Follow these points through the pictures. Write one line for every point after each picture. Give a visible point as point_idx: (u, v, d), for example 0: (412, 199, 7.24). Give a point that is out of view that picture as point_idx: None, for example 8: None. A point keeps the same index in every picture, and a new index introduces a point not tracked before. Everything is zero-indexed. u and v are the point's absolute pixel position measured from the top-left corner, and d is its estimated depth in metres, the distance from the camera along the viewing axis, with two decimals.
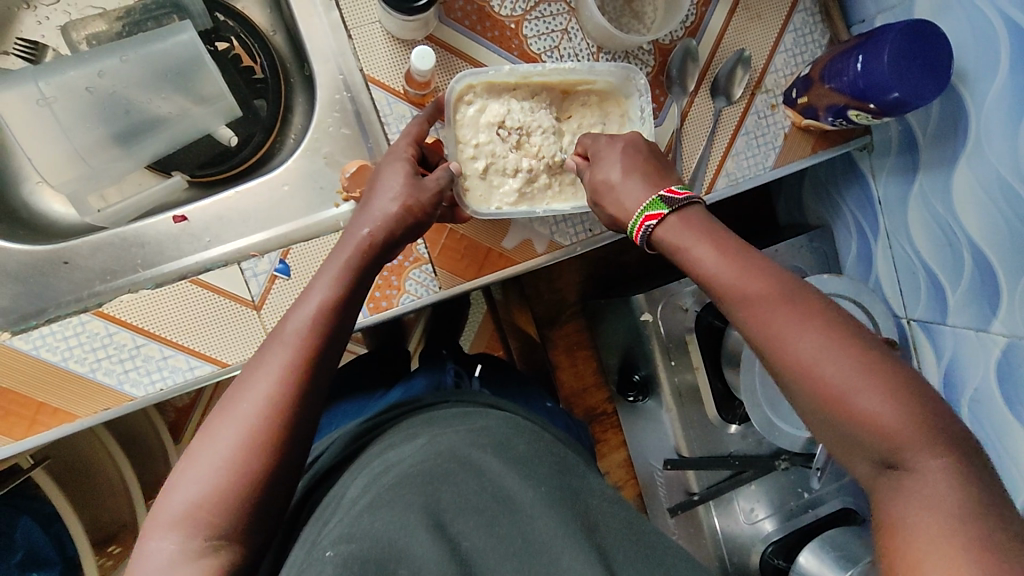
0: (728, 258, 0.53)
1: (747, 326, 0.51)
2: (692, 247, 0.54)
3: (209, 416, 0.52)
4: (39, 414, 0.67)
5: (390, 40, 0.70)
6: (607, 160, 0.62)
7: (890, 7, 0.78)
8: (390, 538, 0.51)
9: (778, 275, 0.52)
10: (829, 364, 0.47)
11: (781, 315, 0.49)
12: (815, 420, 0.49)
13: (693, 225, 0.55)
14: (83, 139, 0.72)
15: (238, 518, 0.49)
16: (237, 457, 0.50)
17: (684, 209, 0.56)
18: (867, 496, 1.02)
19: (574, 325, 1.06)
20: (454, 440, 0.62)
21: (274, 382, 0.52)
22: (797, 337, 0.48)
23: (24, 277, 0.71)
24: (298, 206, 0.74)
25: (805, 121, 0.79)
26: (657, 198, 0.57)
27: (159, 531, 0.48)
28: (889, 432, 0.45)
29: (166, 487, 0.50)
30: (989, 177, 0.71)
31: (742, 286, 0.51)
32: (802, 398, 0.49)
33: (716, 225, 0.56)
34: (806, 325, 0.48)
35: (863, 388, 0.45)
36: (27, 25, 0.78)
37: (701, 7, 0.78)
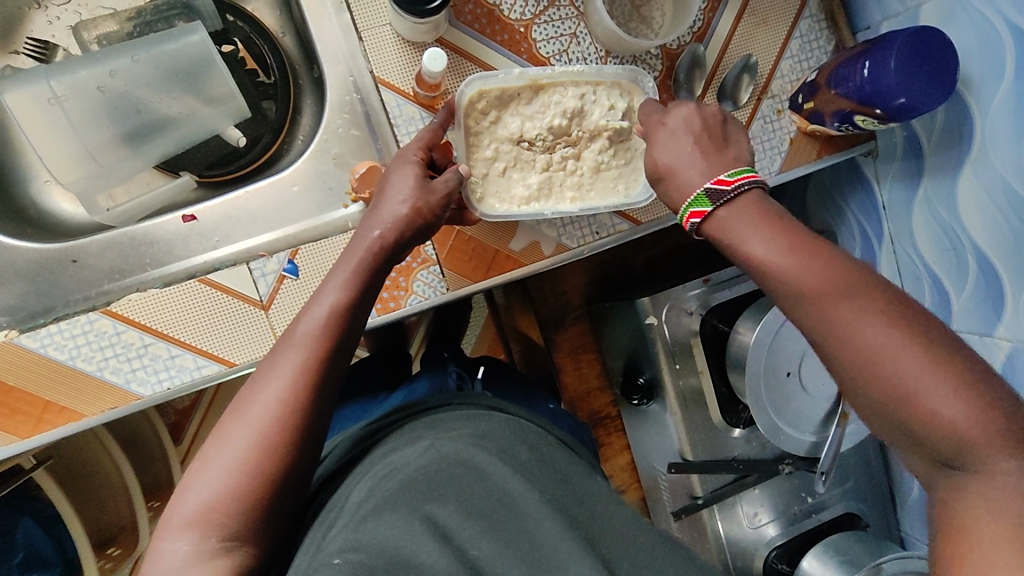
0: (790, 249, 0.52)
1: (811, 317, 0.51)
2: (747, 238, 0.53)
3: (222, 417, 0.52)
4: (45, 412, 0.67)
5: (401, 42, 0.71)
6: (663, 142, 0.60)
7: (895, 14, 0.78)
8: (398, 546, 0.50)
9: (842, 264, 0.50)
10: (900, 362, 0.46)
11: (848, 311, 0.49)
12: (876, 412, 0.49)
13: (752, 214, 0.54)
14: (93, 138, 0.73)
15: (250, 518, 0.50)
16: (251, 459, 0.50)
17: (743, 197, 0.55)
18: (870, 501, 1.01)
19: (579, 327, 1.06)
20: (459, 446, 0.59)
21: (286, 383, 0.52)
22: (866, 334, 0.48)
23: (33, 275, 0.71)
24: (306, 206, 0.74)
25: (811, 126, 0.80)
26: (701, 194, 0.56)
27: (173, 532, 0.48)
28: (959, 431, 0.45)
29: (180, 487, 0.51)
30: (994, 184, 0.71)
31: (804, 276, 0.50)
32: (862, 390, 0.49)
33: (777, 212, 0.54)
34: (877, 321, 0.48)
35: (937, 387, 0.45)
36: (38, 25, 0.78)
37: (709, 12, 0.79)
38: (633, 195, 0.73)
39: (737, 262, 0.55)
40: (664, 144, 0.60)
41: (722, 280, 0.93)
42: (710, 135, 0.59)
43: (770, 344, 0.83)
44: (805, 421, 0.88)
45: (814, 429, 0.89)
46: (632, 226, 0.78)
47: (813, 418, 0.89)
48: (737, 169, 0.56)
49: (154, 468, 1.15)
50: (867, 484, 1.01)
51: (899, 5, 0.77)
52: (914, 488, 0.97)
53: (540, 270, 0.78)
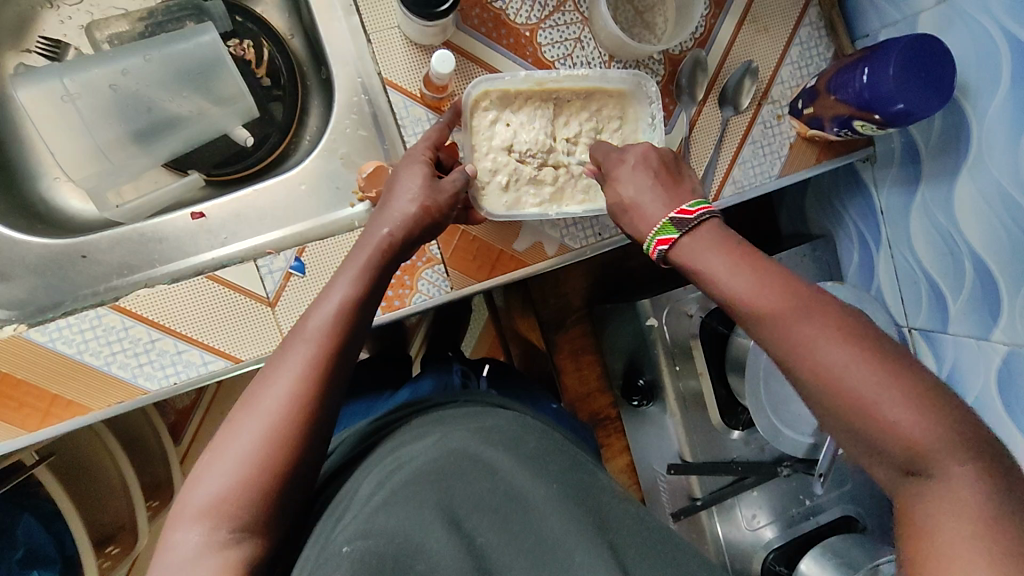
0: (749, 273, 0.53)
1: (770, 334, 0.51)
2: (708, 266, 0.54)
3: (233, 411, 0.53)
4: (52, 406, 0.67)
5: (409, 45, 0.72)
6: (624, 176, 0.63)
7: (893, 22, 0.80)
8: (405, 534, 0.51)
9: (798, 286, 0.52)
10: (854, 375, 0.47)
11: (806, 328, 0.49)
12: (838, 428, 0.49)
13: (713, 240, 0.55)
14: (104, 136, 0.74)
15: (261, 509, 0.50)
16: (261, 451, 0.51)
17: (702, 225, 0.56)
18: (868, 504, 1.02)
19: (580, 329, 1.07)
20: (467, 441, 0.61)
21: (297, 377, 0.53)
22: (821, 348, 0.48)
23: (44, 269, 0.72)
24: (313, 205, 0.75)
25: (810, 132, 0.81)
26: (666, 222, 0.58)
27: (184, 522, 0.49)
28: (917, 441, 0.45)
29: (191, 479, 0.51)
30: (991, 189, 0.72)
31: (762, 301, 0.51)
32: (824, 407, 0.49)
33: (737, 238, 0.56)
34: (831, 337, 0.48)
35: (892, 398, 0.46)
36: (50, 25, 0.79)
37: (710, 18, 0.80)
38: None
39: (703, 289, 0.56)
40: (624, 178, 0.63)
41: None
42: (665, 171, 0.63)
43: None
44: (804, 422, 0.88)
45: (813, 430, 0.89)
46: None
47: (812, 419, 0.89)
48: (696, 201, 0.59)
49: (154, 467, 1.15)
50: (864, 487, 1.02)
51: (897, 14, 0.79)
52: None
53: (542, 271, 0.79)
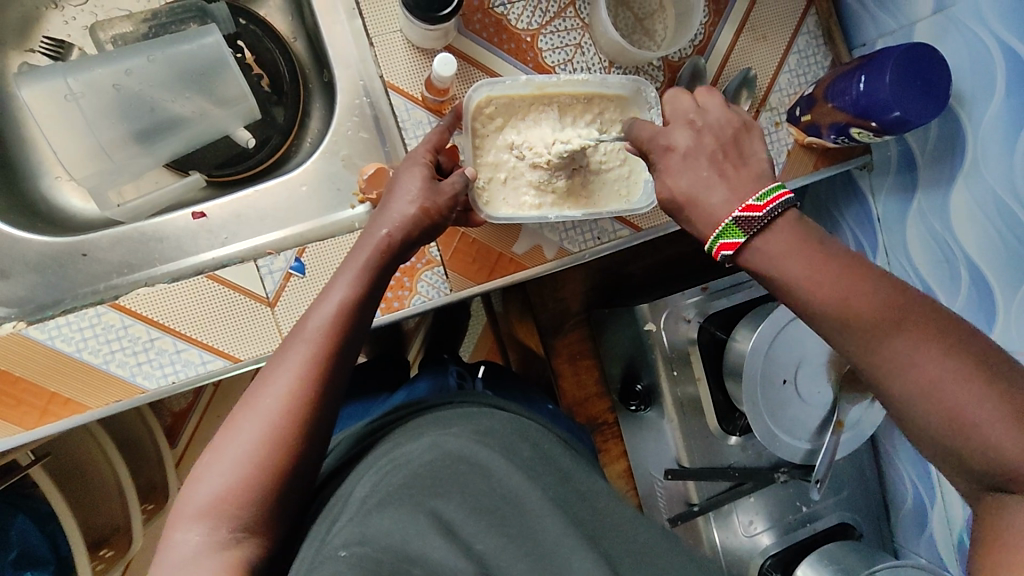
0: (829, 275, 0.50)
1: (856, 341, 0.49)
2: (785, 268, 0.52)
3: (233, 411, 0.53)
4: (50, 404, 0.67)
5: (410, 48, 0.73)
6: (675, 167, 0.58)
7: (890, 32, 0.81)
8: (404, 542, 0.51)
9: (899, 293, 0.49)
10: (954, 389, 0.45)
11: (902, 337, 0.47)
12: (928, 442, 0.47)
13: (790, 240, 0.52)
14: (106, 135, 0.74)
15: (260, 509, 0.51)
16: (261, 450, 0.51)
17: (777, 221, 0.53)
18: (864, 511, 1.02)
19: (578, 333, 1.07)
20: (462, 442, 0.61)
21: (297, 376, 0.53)
22: (912, 358, 0.47)
23: (44, 267, 0.72)
24: (314, 206, 0.76)
25: (807, 139, 0.82)
26: (730, 225, 0.54)
27: (184, 522, 0.49)
28: (1014, 462, 0.43)
29: (191, 479, 0.52)
30: (986, 198, 0.73)
31: (851, 305, 0.49)
32: (915, 419, 0.47)
33: (816, 236, 0.52)
34: (930, 348, 0.46)
35: (997, 415, 0.43)
36: (54, 25, 0.80)
37: (709, 26, 0.81)
38: (635, 200, 0.75)
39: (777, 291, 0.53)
40: (676, 170, 0.57)
41: (721, 289, 0.94)
42: (726, 154, 0.57)
43: (766, 350, 0.84)
44: (801, 428, 0.89)
45: (810, 435, 0.90)
46: (632, 232, 0.79)
47: (809, 425, 0.89)
48: (764, 189, 0.54)
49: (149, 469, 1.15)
50: (860, 494, 1.02)
51: (894, 23, 0.80)
52: (907, 498, 0.98)
53: (541, 274, 0.79)
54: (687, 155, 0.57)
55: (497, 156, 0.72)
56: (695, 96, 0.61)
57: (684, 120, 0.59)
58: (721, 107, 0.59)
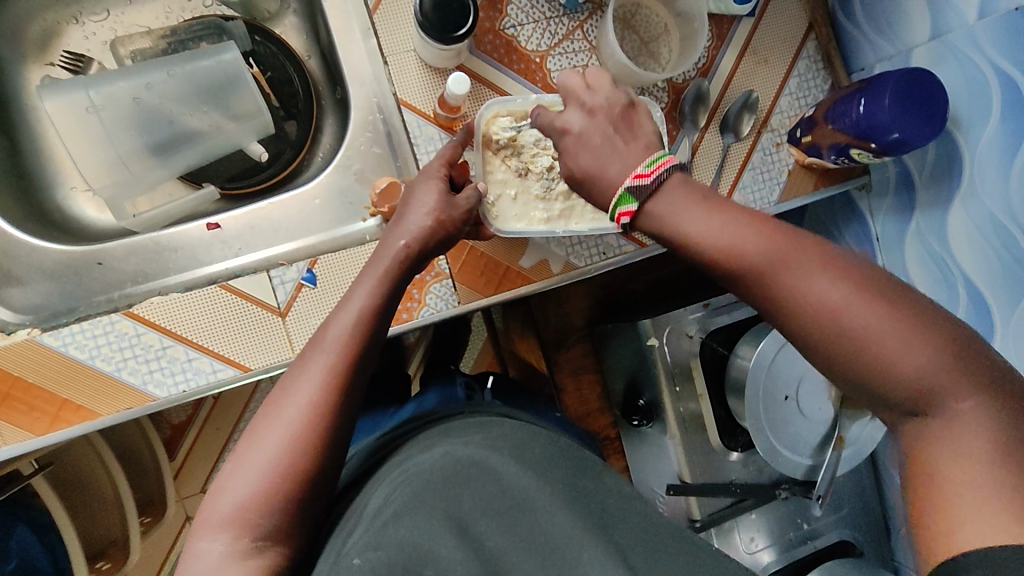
0: (721, 226, 0.52)
1: (757, 286, 0.50)
2: (682, 225, 0.53)
3: (254, 421, 0.54)
4: (62, 410, 0.68)
5: (424, 67, 0.75)
6: (572, 148, 0.59)
7: (888, 57, 0.83)
8: (416, 544, 0.53)
9: (784, 230, 0.51)
10: (859, 316, 0.46)
11: (797, 271, 0.49)
12: (839, 373, 0.49)
13: (679, 195, 0.54)
14: (124, 147, 0.76)
15: (283, 516, 0.51)
16: (282, 460, 0.52)
17: (667, 182, 0.54)
18: (864, 529, 1.03)
19: (580, 348, 1.09)
20: (473, 449, 0.62)
21: (318, 386, 0.54)
22: (808, 290, 0.48)
23: (59, 276, 0.73)
24: (326, 219, 0.77)
25: (808, 159, 0.84)
26: (625, 192, 0.55)
27: (209, 532, 0.50)
28: (916, 377, 0.45)
29: (214, 489, 0.52)
30: (983, 219, 0.75)
31: (744, 251, 0.50)
32: (822, 352, 0.48)
33: (703, 190, 0.54)
34: (824, 278, 0.48)
35: (900, 333, 0.45)
36: (73, 39, 0.82)
37: (713, 50, 0.84)
38: None
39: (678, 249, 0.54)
40: (574, 150, 0.59)
41: (722, 305, 0.95)
42: (618, 125, 0.58)
43: (768, 367, 0.86)
44: (802, 444, 0.90)
45: (811, 452, 0.91)
46: (637, 248, 0.80)
47: (811, 441, 0.90)
48: (652, 157, 0.55)
49: (148, 480, 1.14)
50: (860, 511, 1.03)
51: (892, 49, 0.83)
52: (906, 515, 0.99)
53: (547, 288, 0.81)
54: (585, 129, 0.58)
55: (507, 173, 0.74)
56: (587, 75, 0.62)
57: (575, 99, 0.61)
58: (609, 86, 0.60)
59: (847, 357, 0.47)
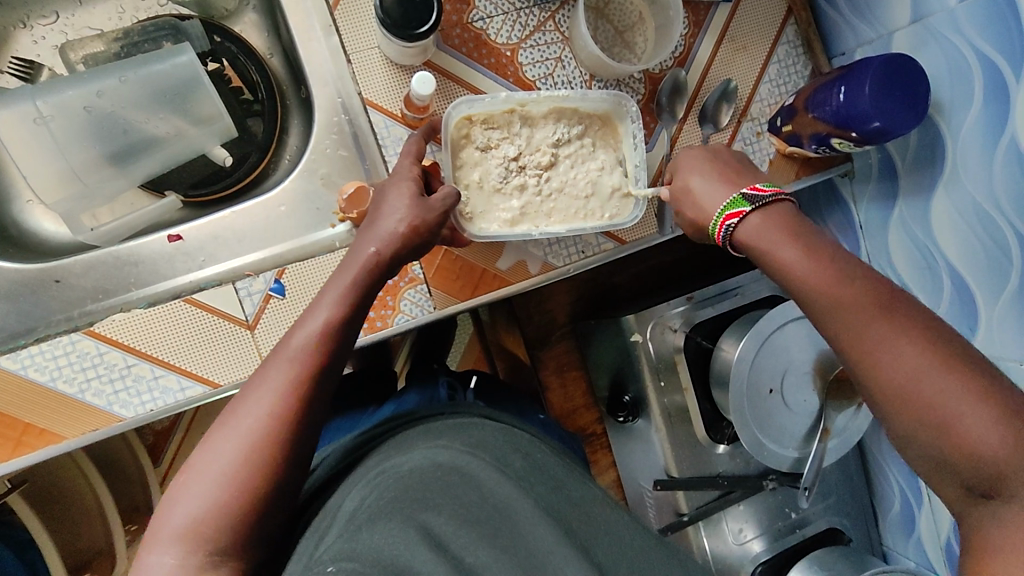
0: (810, 266, 0.57)
1: (835, 330, 0.56)
2: (780, 246, 0.59)
3: (209, 431, 0.52)
4: (24, 434, 0.65)
5: (389, 65, 0.72)
6: (688, 171, 0.68)
7: (868, 41, 0.81)
8: (393, 556, 0.50)
9: (877, 286, 0.55)
10: (928, 380, 0.50)
11: (882, 329, 0.53)
12: (908, 436, 0.51)
13: (786, 227, 0.60)
14: (78, 159, 0.72)
15: (238, 530, 0.49)
16: (238, 472, 0.50)
17: (771, 210, 0.61)
18: (853, 515, 1.03)
19: (565, 345, 1.06)
20: (452, 455, 0.61)
21: (277, 398, 0.52)
22: (893, 351, 0.52)
23: (13, 295, 0.71)
24: (293, 226, 0.75)
25: (789, 148, 0.82)
26: (739, 196, 0.62)
27: (159, 545, 0.48)
28: (986, 455, 0.47)
29: (164, 502, 0.50)
30: (967, 205, 0.74)
31: (837, 292, 0.55)
32: (895, 412, 0.52)
33: (805, 227, 0.60)
34: (911, 343, 0.51)
35: (968, 405, 0.48)
36: (22, 44, 0.78)
37: (689, 37, 0.81)
38: (618, 218, 0.74)
39: (770, 272, 0.61)
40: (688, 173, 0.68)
41: (705, 299, 0.95)
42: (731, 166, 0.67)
43: (752, 359, 0.85)
44: (788, 437, 0.89)
45: (797, 444, 0.90)
46: (616, 245, 0.78)
47: (796, 434, 0.89)
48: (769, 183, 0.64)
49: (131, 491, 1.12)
50: (849, 498, 1.02)
51: (872, 32, 0.80)
52: (894, 502, 0.99)
53: (526, 290, 0.79)
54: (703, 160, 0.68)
55: (478, 174, 0.71)
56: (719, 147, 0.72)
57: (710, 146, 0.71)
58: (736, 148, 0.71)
59: (911, 417, 0.51)
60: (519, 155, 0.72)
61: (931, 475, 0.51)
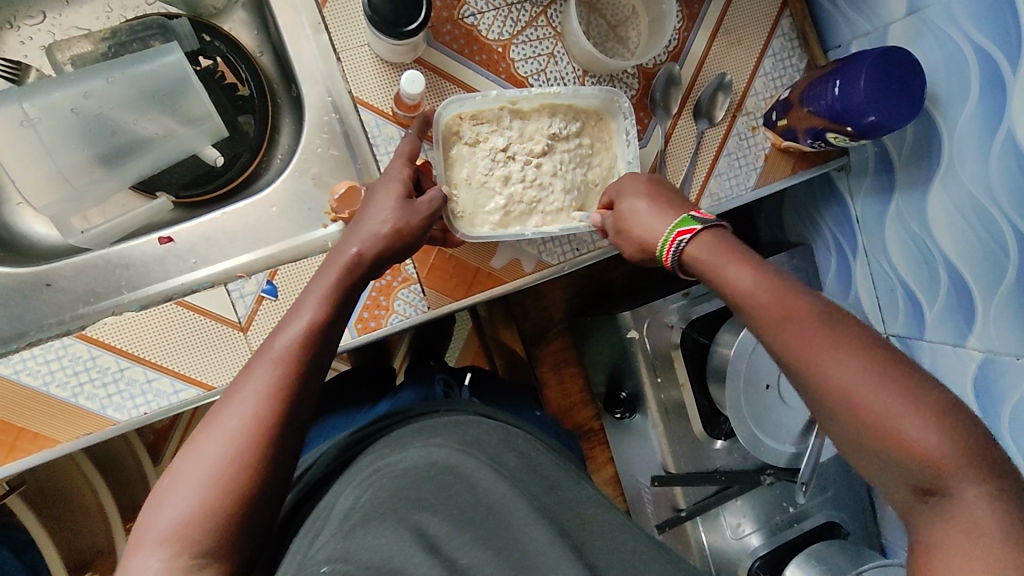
0: (753, 286, 0.55)
1: (779, 350, 0.54)
2: (727, 267, 0.57)
3: (194, 434, 0.52)
4: (18, 439, 0.65)
5: (379, 63, 0.71)
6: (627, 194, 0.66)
7: (864, 34, 0.80)
8: (387, 558, 0.50)
9: (817, 301, 0.54)
10: (874, 395, 0.49)
11: (825, 344, 0.51)
12: (855, 447, 0.51)
13: (730, 247, 0.58)
14: (67, 161, 0.72)
15: (226, 532, 0.49)
16: (225, 474, 0.50)
17: (716, 230, 0.59)
18: (850, 509, 1.03)
19: (561, 342, 1.08)
20: (446, 453, 0.61)
21: (261, 398, 0.52)
22: (834, 364, 0.50)
23: (6, 299, 0.70)
24: (285, 227, 0.74)
25: (785, 142, 0.81)
26: (688, 215, 0.61)
27: (145, 549, 0.47)
28: (933, 462, 0.47)
29: (151, 506, 0.50)
30: (963, 199, 0.73)
31: (783, 311, 0.53)
32: (842, 425, 0.51)
33: (747, 250, 0.58)
34: (851, 354, 0.50)
35: (910, 414, 0.48)
36: (9, 45, 0.77)
37: (683, 31, 0.80)
38: None
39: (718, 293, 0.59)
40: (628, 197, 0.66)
41: (702, 293, 0.94)
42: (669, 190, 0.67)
43: (749, 355, 0.84)
44: (785, 432, 0.89)
45: (794, 439, 0.90)
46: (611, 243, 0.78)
47: (793, 429, 0.89)
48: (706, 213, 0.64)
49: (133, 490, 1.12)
50: (846, 492, 1.02)
51: (868, 25, 0.79)
52: None
53: (521, 288, 0.78)
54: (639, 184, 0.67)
55: (469, 170, 0.71)
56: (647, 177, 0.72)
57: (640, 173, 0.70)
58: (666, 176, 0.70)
59: (857, 429, 0.50)
60: (508, 146, 0.71)
61: (879, 475, 0.51)
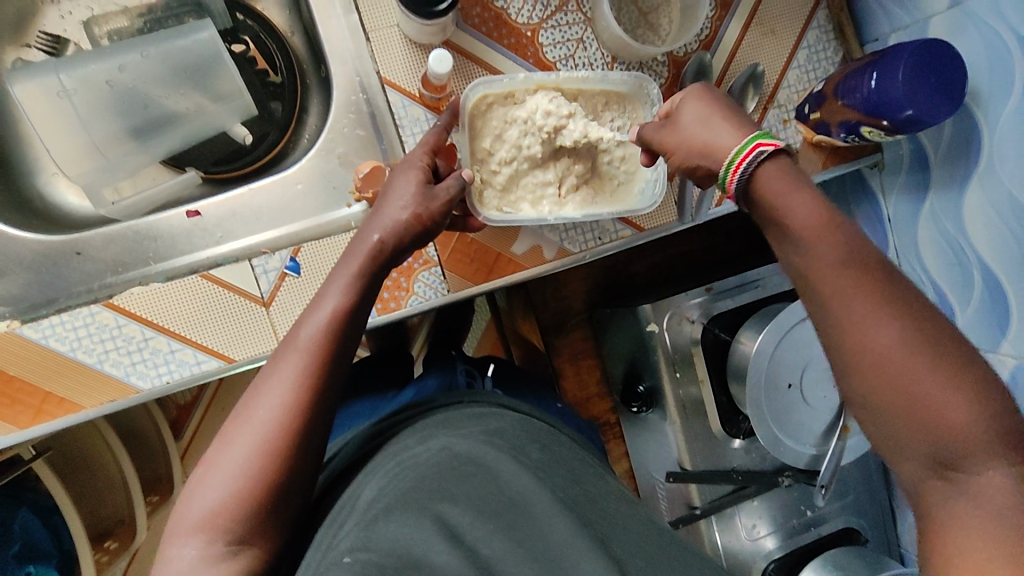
0: (813, 224, 0.50)
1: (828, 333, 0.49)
2: (794, 195, 0.51)
3: (226, 424, 0.53)
4: (45, 403, 0.67)
5: (408, 43, 0.71)
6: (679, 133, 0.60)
7: (904, 26, 0.78)
8: (407, 545, 0.50)
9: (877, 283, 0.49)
10: (906, 365, 0.45)
11: (865, 304, 0.47)
12: (878, 420, 0.48)
13: (786, 179, 0.52)
14: (99, 132, 0.74)
15: (255, 519, 0.50)
16: (255, 464, 0.51)
17: (775, 158, 0.53)
18: (870, 516, 1.00)
19: (580, 333, 1.06)
20: (472, 445, 0.60)
21: (289, 388, 0.53)
22: (871, 326, 0.47)
23: (36, 266, 0.72)
24: (310, 205, 0.75)
25: (816, 136, 0.79)
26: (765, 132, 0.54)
27: (181, 536, 0.49)
28: (964, 438, 0.44)
29: (187, 492, 0.52)
30: (1001, 199, 0.71)
31: (843, 251, 0.49)
32: (870, 395, 0.47)
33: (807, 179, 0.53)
34: (890, 319, 0.46)
35: (948, 388, 0.44)
36: (49, 19, 0.80)
37: (716, 20, 0.79)
38: (638, 202, 0.73)
39: (774, 229, 0.53)
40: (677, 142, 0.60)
41: (724, 290, 0.93)
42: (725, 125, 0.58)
43: (771, 352, 0.83)
44: (807, 433, 0.87)
45: (816, 441, 0.89)
46: (634, 233, 0.77)
47: (816, 431, 0.88)
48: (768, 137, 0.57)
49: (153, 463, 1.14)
50: (867, 500, 1.00)
51: (908, 18, 0.77)
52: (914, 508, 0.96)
53: (541, 275, 0.78)
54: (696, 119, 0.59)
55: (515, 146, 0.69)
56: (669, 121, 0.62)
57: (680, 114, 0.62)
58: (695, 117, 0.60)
59: (886, 399, 0.46)
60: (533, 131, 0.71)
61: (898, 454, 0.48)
